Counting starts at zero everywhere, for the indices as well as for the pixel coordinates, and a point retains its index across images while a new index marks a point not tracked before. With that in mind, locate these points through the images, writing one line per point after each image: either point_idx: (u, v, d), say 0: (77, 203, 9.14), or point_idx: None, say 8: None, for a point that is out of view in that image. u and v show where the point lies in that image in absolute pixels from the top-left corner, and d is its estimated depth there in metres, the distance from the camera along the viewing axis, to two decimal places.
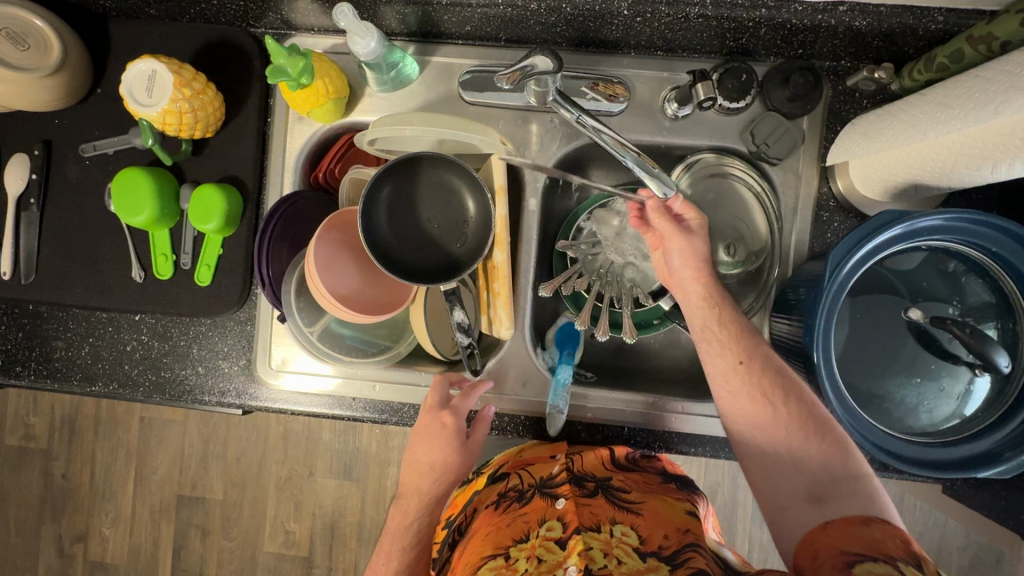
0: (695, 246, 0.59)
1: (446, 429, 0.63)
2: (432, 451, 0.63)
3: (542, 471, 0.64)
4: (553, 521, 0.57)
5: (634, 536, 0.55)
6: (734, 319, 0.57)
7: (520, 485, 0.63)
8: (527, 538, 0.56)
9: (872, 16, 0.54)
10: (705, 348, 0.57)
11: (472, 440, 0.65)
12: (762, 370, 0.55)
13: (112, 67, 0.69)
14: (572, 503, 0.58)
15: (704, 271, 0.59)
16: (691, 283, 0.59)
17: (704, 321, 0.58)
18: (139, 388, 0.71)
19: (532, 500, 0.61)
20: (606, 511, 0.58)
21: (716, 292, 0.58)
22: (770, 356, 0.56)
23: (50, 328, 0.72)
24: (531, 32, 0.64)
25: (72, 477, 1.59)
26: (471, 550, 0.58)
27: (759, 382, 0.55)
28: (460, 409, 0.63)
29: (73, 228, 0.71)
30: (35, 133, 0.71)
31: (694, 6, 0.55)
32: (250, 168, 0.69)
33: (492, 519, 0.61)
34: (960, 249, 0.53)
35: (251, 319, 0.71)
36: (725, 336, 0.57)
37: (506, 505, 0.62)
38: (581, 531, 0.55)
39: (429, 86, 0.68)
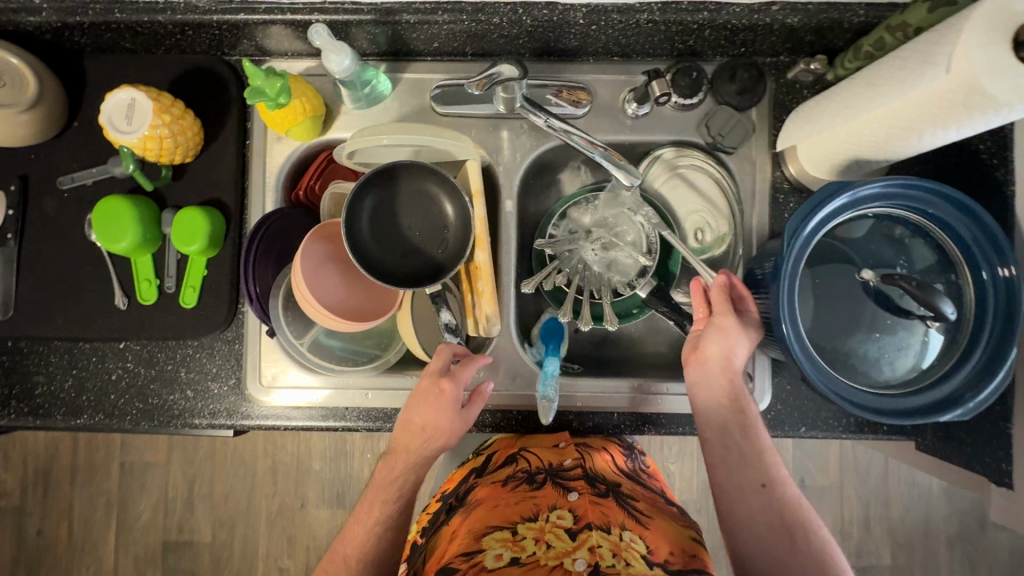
0: (737, 357, 0.60)
1: (444, 395, 0.63)
2: (427, 415, 0.63)
3: (553, 459, 0.67)
4: (564, 511, 0.61)
5: (640, 543, 0.58)
6: (756, 435, 0.60)
7: (529, 468, 0.67)
8: (536, 519, 0.61)
9: (802, 13, 0.60)
10: (725, 454, 0.60)
11: (463, 417, 0.64)
12: (782, 498, 0.59)
13: (89, 101, 0.71)
14: (585, 500, 0.62)
15: (736, 381, 0.60)
16: (716, 374, 0.60)
17: (724, 419, 0.60)
18: (127, 417, 0.70)
19: (543, 487, 0.65)
20: (617, 515, 0.61)
21: (746, 405, 0.61)
22: (789, 489, 0.60)
23: (31, 364, 0.71)
24: (495, 46, 0.68)
25: (48, 532, 1.51)
26: (474, 518, 0.63)
27: (778, 510, 0.59)
28: (459, 378, 0.64)
29: (53, 260, 0.71)
30: (9, 170, 0.71)
31: (643, 12, 0.60)
32: (231, 190, 0.71)
33: (500, 494, 0.65)
34: (902, 215, 0.58)
35: (239, 337, 0.71)
36: (747, 457, 0.60)
37: (514, 484, 0.66)
38: (591, 526, 0.58)
39: (402, 101, 0.71)
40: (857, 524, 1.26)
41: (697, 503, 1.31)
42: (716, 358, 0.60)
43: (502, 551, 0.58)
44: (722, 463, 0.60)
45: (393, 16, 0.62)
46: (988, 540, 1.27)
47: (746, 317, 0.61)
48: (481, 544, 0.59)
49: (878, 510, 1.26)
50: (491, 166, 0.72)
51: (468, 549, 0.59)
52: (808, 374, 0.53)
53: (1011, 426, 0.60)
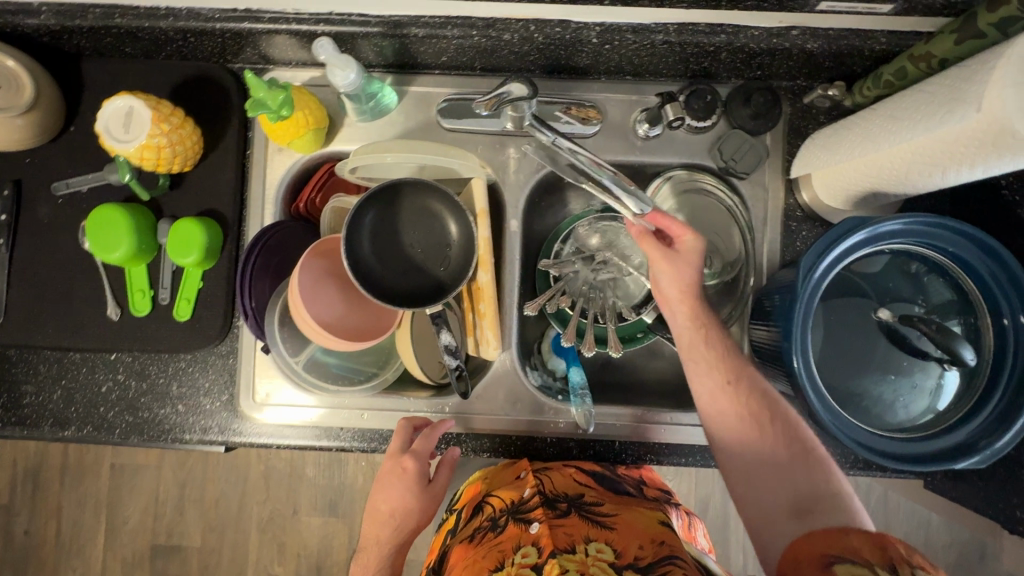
0: (687, 274, 0.59)
1: (406, 473, 0.63)
2: (395, 497, 0.64)
3: (514, 495, 0.62)
4: (528, 546, 0.53)
5: (608, 551, 0.52)
6: (722, 342, 0.60)
7: (492, 513, 0.62)
8: (502, 566, 0.52)
9: (823, 39, 0.58)
10: (693, 366, 0.59)
11: (432, 485, 0.65)
12: (751, 394, 0.58)
13: (87, 105, 0.69)
14: (546, 526, 0.55)
15: (693, 294, 0.60)
16: (677, 304, 0.60)
17: (687, 331, 0.60)
18: (116, 430, 0.69)
19: (506, 529, 0.58)
20: (581, 530, 0.56)
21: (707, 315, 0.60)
22: (757, 380, 0.59)
23: (19, 372, 0.69)
24: (505, 61, 0.66)
25: (36, 532, 1.49)
26: None
27: (747, 404, 0.57)
28: (421, 453, 0.63)
29: (45, 267, 0.69)
30: (4, 173, 0.69)
31: (659, 32, 0.59)
32: (230, 201, 0.69)
33: (468, 553, 0.58)
34: (920, 251, 0.56)
35: (234, 352, 0.69)
36: (717, 362, 0.59)
37: (481, 536, 0.59)
38: (556, 553, 0.51)
39: (408, 115, 0.70)
40: None
41: None
42: (667, 284, 0.60)
43: None
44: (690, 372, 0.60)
45: (402, 30, 0.60)
46: (988, 569, 1.25)
47: (681, 242, 0.60)
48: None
49: None
50: (497, 184, 0.71)
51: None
52: (819, 414, 0.51)
53: None
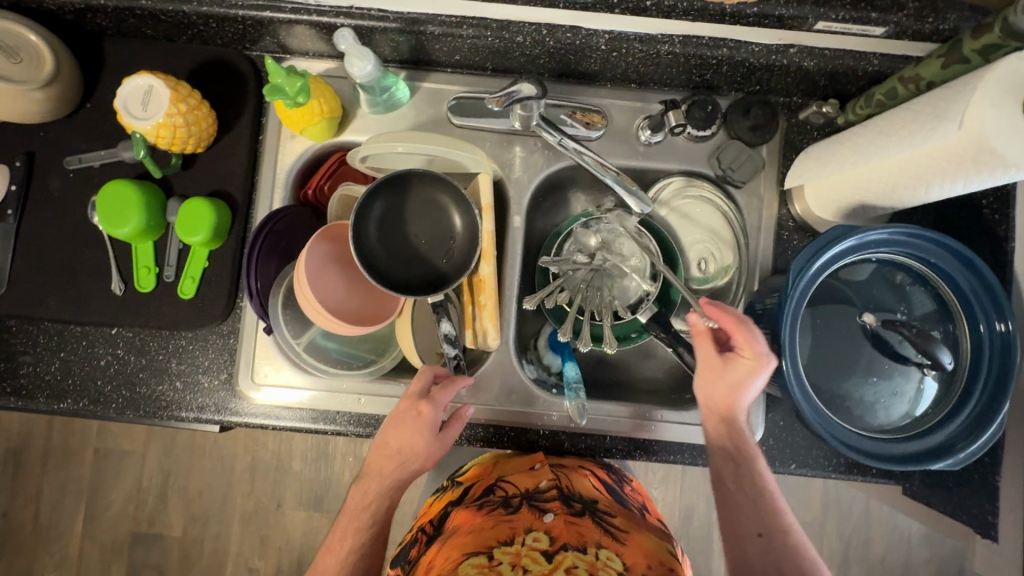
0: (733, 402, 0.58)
1: (421, 417, 0.61)
2: (405, 441, 0.62)
3: (530, 484, 0.65)
4: (540, 533, 0.58)
5: (618, 561, 0.55)
6: (759, 484, 0.58)
7: (505, 494, 0.64)
8: (512, 543, 0.56)
9: (819, 57, 0.61)
10: (724, 503, 0.60)
11: (443, 435, 0.64)
12: (784, 547, 0.56)
13: (105, 83, 0.70)
14: (560, 521, 0.59)
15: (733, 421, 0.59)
16: (715, 427, 0.60)
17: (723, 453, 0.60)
18: (112, 404, 0.69)
19: (519, 511, 0.61)
20: (593, 533, 0.58)
21: (747, 450, 0.59)
22: (791, 537, 0.57)
23: (18, 343, 0.70)
24: (516, 63, 0.69)
25: (14, 515, 1.47)
26: (451, 545, 0.58)
27: (776, 562, 0.56)
28: (439, 401, 0.62)
29: (52, 239, 0.70)
30: (16, 145, 0.70)
31: (665, 43, 0.61)
32: (240, 183, 0.70)
33: (476, 519, 0.61)
34: (903, 261, 0.59)
35: (235, 332, 0.70)
36: (751, 506, 0.58)
37: (490, 509, 0.63)
38: (568, 547, 0.55)
39: (419, 110, 0.71)
40: (836, 564, 1.26)
41: (675, 530, 1.31)
42: (706, 401, 0.60)
43: None
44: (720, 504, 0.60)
45: (419, 27, 0.62)
46: None
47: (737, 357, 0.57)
48: (456, 570, 0.53)
49: (858, 552, 1.26)
50: (502, 181, 0.73)
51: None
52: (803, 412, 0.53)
53: (999, 479, 0.61)
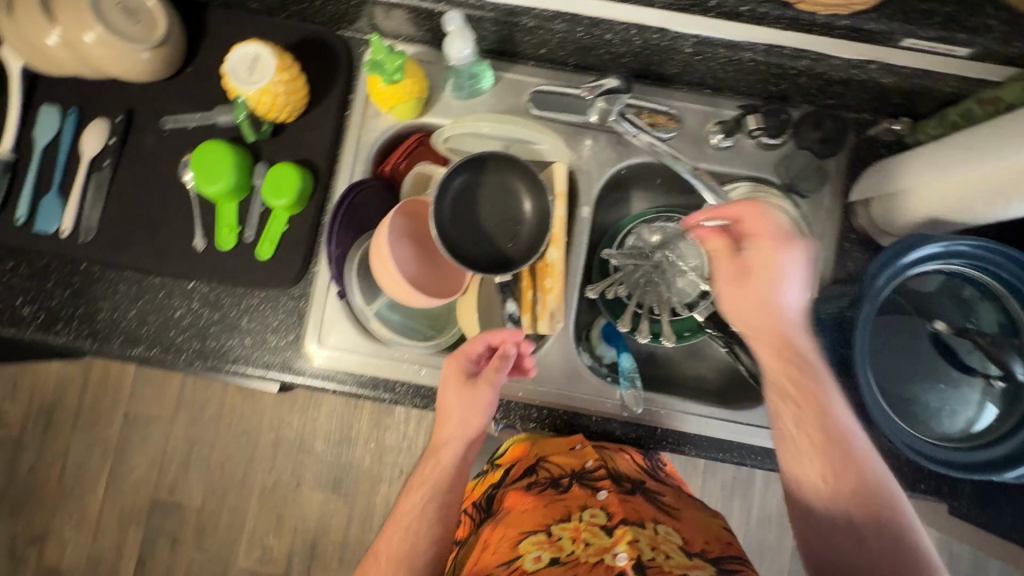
0: (776, 324, 0.59)
1: (450, 367, 0.64)
2: (451, 393, 0.64)
3: (576, 464, 0.66)
4: (596, 509, 0.59)
5: (676, 535, 0.58)
6: (816, 396, 0.58)
7: (552, 474, 0.66)
8: (570, 519, 0.58)
9: (898, 75, 0.64)
10: (781, 411, 0.59)
11: (482, 381, 0.64)
12: (853, 490, 0.56)
13: (205, 50, 0.74)
14: (614, 496, 0.61)
15: (786, 349, 0.59)
16: (762, 340, 0.60)
17: (782, 384, 0.59)
18: (182, 354, 0.72)
19: (570, 489, 0.63)
20: (648, 511, 0.61)
21: (807, 379, 0.58)
22: (869, 462, 0.57)
23: (99, 288, 0.73)
24: (599, 60, 0.72)
25: (39, 471, 1.50)
26: (507, 526, 0.60)
27: (840, 479, 0.56)
28: (467, 352, 0.64)
29: (142, 193, 0.73)
30: (118, 101, 0.74)
31: (749, 50, 0.64)
32: (324, 154, 0.73)
33: (526, 499, 0.63)
34: (973, 275, 0.60)
35: (305, 295, 0.72)
36: (819, 442, 0.57)
37: (541, 488, 0.65)
38: (627, 522, 0.57)
39: (499, 98, 0.74)
40: None
41: None
42: (757, 323, 0.60)
43: (540, 553, 0.55)
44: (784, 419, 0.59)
45: (514, 18, 0.65)
46: None
47: (754, 250, 0.59)
48: (518, 550, 0.56)
49: None
50: (575, 172, 0.75)
51: (507, 558, 0.56)
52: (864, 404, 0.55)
53: None
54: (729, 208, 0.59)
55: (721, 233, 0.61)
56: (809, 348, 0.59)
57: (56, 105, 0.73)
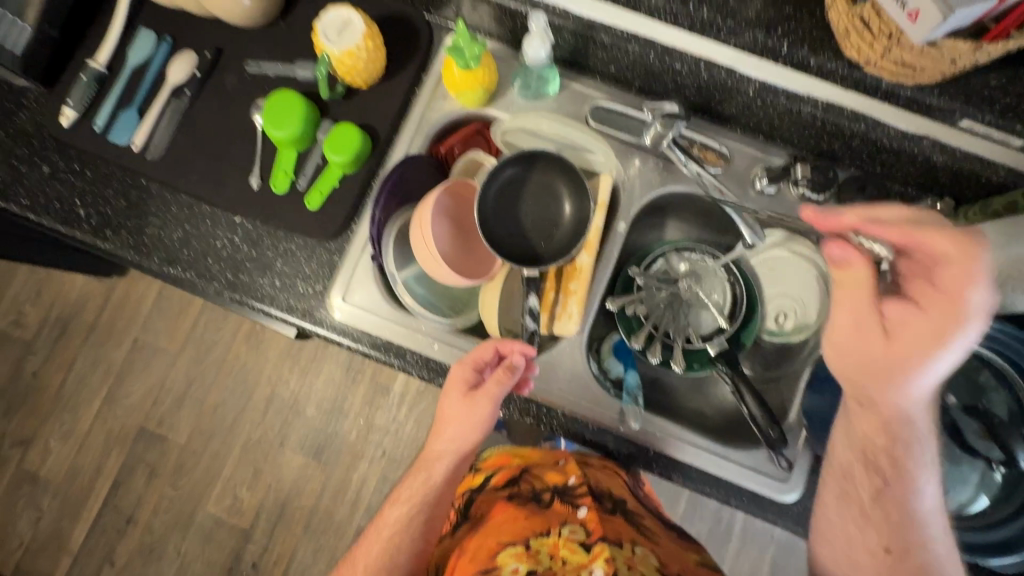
0: (891, 395, 0.55)
1: (454, 381, 0.66)
2: (451, 402, 0.66)
3: (560, 480, 0.73)
4: (576, 526, 0.66)
5: (650, 557, 0.63)
6: (914, 442, 0.56)
7: (536, 488, 0.73)
8: (549, 535, 0.65)
9: (949, 155, 0.65)
10: (891, 475, 0.58)
11: (482, 394, 0.65)
12: (909, 564, 0.57)
13: (299, 8, 0.79)
14: (593, 514, 0.67)
15: (892, 420, 0.56)
16: (881, 337, 0.54)
17: (874, 452, 0.58)
18: (214, 282, 0.75)
19: (552, 504, 0.70)
20: (626, 530, 0.67)
21: (909, 453, 0.56)
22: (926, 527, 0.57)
23: (152, 205, 0.76)
24: (663, 87, 0.74)
25: (43, 376, 1.54)
26: (487, 534, 0.68)
27: (895, 554, 0.58)
28: (467, 364, 0.66)
29: (212, 126, 0.77)
30: (210, 39, 0.79)
31: (807, 105, 0.66)
32: (387, 123, 0.77)
33: (510, 509, 0.70)
34: (993, 360, 0.61)
35: (340, 252, 0.75)
36: (885, 554, 0.58)
37: (523, 501, 0.72)
38: (604, 540, 0.63)
39: (561, 104, 0.77)
40: None
41: None
42: (879, 391, 0.55)
43: (517, 565, 0.63)
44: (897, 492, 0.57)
45: (591, 32, 0.69)
46: None
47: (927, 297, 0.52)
48: (496, 560, 0.64)
49: None
50: (619, 188, 0.77)
51: (483, 564, 0.64)
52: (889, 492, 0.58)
53: None
54: (920, 237, 0.51)
55: (862, 259, 0.54)
56: (921, 421, 0.56)
57: (154, 31, 0.78)
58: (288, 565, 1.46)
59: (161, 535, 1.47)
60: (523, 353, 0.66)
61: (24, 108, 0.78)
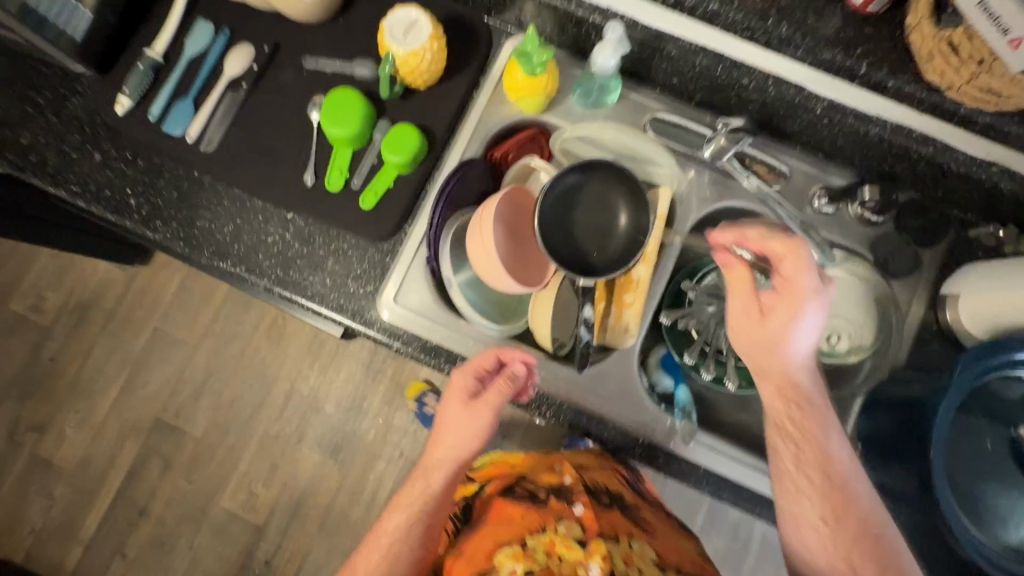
0: (775, 365, 0.60)
1: (453, 388, 0.66)
2: (452, 409, 0.66)
3: (556, 481, 0.75)
4: (572, 522, 0.69)
5: (649, 551, 0.69)
6: (816, 412, 0.60)
7: (530, 488, 0.75)
8: (545, 532, 0.68)
9: (1018, 182, 0.65)
10: (778, 441, 0.61)
11: (483, 402, 0.65)
12: (849, 531, 0.57)
13: (359, 5, 0.78)
14: (590, 511, 0.70)
15: (789, 384, 0.60)
16: (766, 315, 0.60)
17: (781, 421, 0.61)
18: (265, 278, 0.74)
19: (548, 501, 0.72)
20: (623, 524, 0.72)
21: (810, 420, 0.59)
22: (855, 493, 0.59)
23: (204, 198, 0.75)
24: (725, 101, 0.74)
25: (60, 362, 1.52)
26: (485, 536, 0.69)
27: (851, 539, 0.57)
28: (468, 371, 0.66)
29: (267, 120, 0.76)
30: (267, 32, 0.78)
31: (876, 126, 0.65)
32: (443, 125, 0.76)
33: (505, 509, 0.72)
34: None
35: (392, 253, 0.75)
36: (829, 530, 0.58)
37: (518, 500, 0.73)
38: (602, 536, 0.67)
39: (619, 114, 0.77)
40: None
41: None
42: (759, 355, 0.61)
43: (515, 566, 0.65)
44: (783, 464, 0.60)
45: (660, 43, 0.68)
46: None
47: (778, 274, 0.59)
48: (494, 561, 0.66)
49: None
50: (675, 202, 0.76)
51: (483, 565, 0.66)
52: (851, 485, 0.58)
53: None
54: (758, 238, 0.60)
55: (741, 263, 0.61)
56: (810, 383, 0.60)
57: (211, 21, 0.77)
58: (301, 563, 1.44)
59: (174, 528, 1.45)
60: (524, 361, 0.66)
61: (76, 94, 0.77)
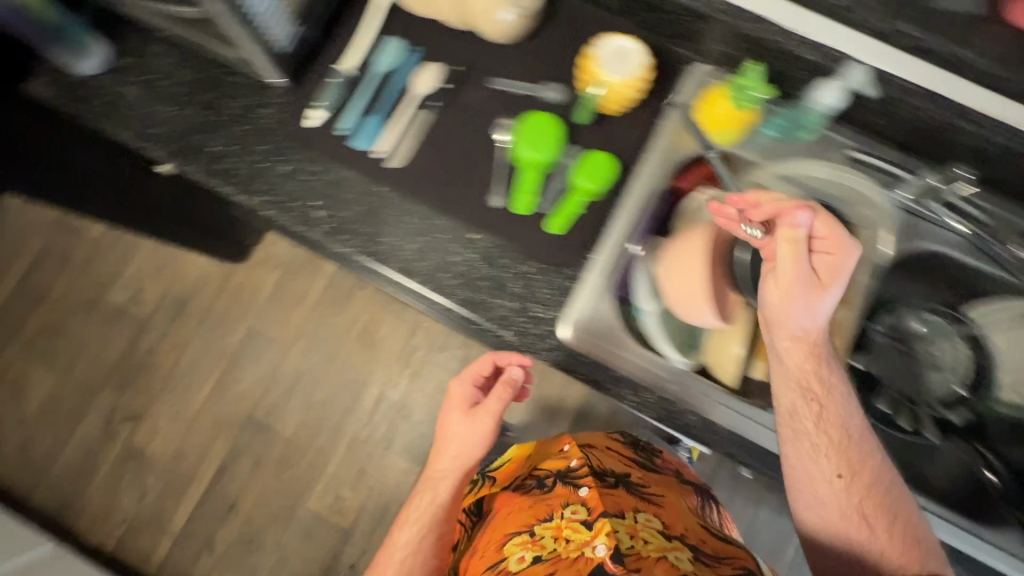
0: (805, 329, 0.64)
1: (451, 399, 0.75)
2: (453, 416, 0.74)
3: (564, 465, 0.80)
4: (578, 506, 0.71)
5: (654, 521, 0.71)
6: (833, 372, 0.65)
7: (543, 477, 0.79)
8: (554, 519, 0.71)
9: None
10: (786, 399, 0.65)
11: (482, 410, 0.73)
12: (858, 483, 0.65)
13: (548, 29, 0.78)
14: (595, 492, 0.72)
15: (817, 346, 0.64)
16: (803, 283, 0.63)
17: (807, 382, 0.65)
18: (450, 299, 0.73)
19: (557, 487, 0.76)
20: (628, 500, 0.74)
21: (830, 378, 0.65)
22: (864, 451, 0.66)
23: (389, 214, 0.75)
24: (928, 143, 0.72)
25: (156, 355, 1.55)
26: (502, 530, 0.74)
27: (860, 494, 0.65)
28: (465, 378, 0.76)
29: (454, 139, 0.77)
30: (457, 52, 0.78)
31: None
32: (631, 152, 0.76)
33: (522, 503, 0.76)
34: None
35: (575, 278, 0.73)
36: (841, 479, 0.65)
37: (533, 492, 0.77)
38: (606, 516, 0.68)
39: (812, 149, 0.75)
40: None
41: None
42: (779, 324, 0.65)
43: (524, 553, 0.68)
44: (802, 428, 0.65)
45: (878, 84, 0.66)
46: None
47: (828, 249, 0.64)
48: (505, 553, 0.70)
49: None
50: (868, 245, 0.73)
51: (500, 559, 0.69)
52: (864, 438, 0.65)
53: None
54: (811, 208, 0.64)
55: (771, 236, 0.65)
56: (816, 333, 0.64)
57: (402, 40, 0.78)
58: None
59: (261, 526, 1.46)
60: (519, 365, 0.74)
61: (266, 105, 0.78)
